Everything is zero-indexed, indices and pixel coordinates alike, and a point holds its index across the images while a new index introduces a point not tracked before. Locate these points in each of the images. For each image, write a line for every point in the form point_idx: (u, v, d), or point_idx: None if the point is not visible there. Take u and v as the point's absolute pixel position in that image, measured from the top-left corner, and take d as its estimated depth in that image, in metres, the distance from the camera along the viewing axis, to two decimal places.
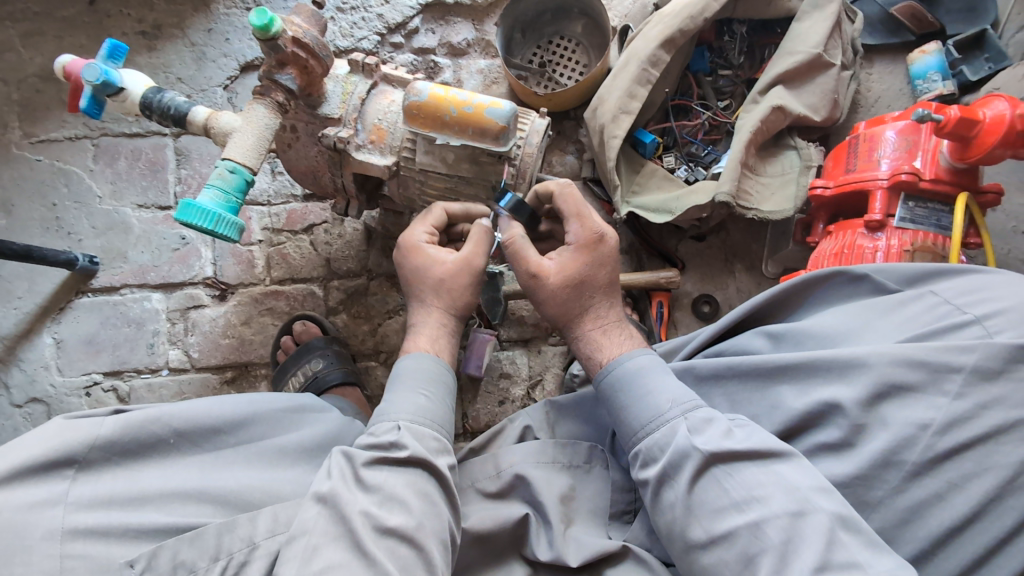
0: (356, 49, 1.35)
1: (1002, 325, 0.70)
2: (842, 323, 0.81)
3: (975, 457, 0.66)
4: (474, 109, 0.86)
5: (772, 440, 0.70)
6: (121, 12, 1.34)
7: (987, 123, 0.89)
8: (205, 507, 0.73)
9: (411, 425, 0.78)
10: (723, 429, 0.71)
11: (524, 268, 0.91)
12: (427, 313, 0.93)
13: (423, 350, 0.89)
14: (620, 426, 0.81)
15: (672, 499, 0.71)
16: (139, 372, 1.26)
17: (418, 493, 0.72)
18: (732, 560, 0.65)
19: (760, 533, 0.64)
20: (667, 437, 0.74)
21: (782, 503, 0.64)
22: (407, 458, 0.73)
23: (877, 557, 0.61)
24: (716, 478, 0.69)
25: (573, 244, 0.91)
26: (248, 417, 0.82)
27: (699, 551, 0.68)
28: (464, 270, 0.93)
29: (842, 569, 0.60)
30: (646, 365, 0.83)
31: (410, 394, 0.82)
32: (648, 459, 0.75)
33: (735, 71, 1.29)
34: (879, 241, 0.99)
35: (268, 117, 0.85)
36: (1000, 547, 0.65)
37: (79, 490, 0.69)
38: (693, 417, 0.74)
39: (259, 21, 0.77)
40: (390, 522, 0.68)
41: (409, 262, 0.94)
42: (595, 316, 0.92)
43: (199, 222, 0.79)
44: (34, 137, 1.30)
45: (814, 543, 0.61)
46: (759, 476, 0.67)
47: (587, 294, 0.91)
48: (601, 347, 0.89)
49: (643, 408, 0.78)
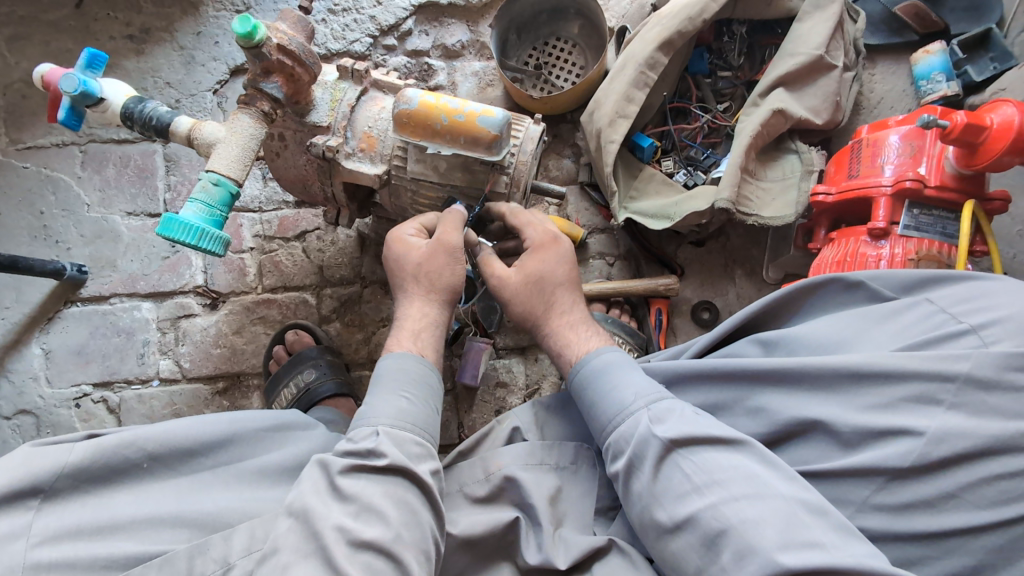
0: (348, 52, 1.32)
1: (999, 335, 0.68)
2: (836, 331, 0.79)
3: (969, 469, 0.64)
4: (466, 117, 0.83)
5: (729, 429, 0.69)
6: (110, 15, 1.32)
7: (995, 129, 0.86)
8: (179, 532, 0.71)
9: (391, 430, 0.75)
10: (685, 417, 0.70)
11: (492, 271, 0.93)
12: (410, 303, 0.91)
13: (406, 349, 0.87)
14: (589, 422, 0.79)
15: (640, 488, 0.69)
16: (129, 383, 1.24)
17: (396, 503, 0.69)
18: (695, 544, 0.63)
19: (719, 514, 0.62)
20: (631, 428, 0.72)
21: (742, 486, 0.63)
22: (386, 467, 0.71)
23: (844, 541, 0.59)
24: (676, 463, 0.67)
25: (530, 246, 0.93)
26: (228, 438, 0.80)
27: (666, 537, 0.66)
28: (440, 252, 0.90)
29: (803, 549, 0.58)
30: (614, 360, 0.82)
31: (392, 397, 0.79)
32: (617, 452, 0.73)
33: (734, 72, 1.26)
34: (883, 249, 0.96)
35: (252, 126, 0.83)
36: (997, 562, 0.62)
37: (44, 520, 0.68)
38: (657, 406, 0.73)
39: (242, 28, 0.75)
40: (365, 534, 0.65)
41: (389, 253, 0.93)
42: (561, 310, 0.91)
43: (182, 237, 0.77)
44: (21, 143, 1.28)
45: (771, 522, 0.60)
46: (720, 461, 0.66)
47: (549, 290, 0.91)
48: (568, 343, 0.88)
49: (607, 404, 0.77)
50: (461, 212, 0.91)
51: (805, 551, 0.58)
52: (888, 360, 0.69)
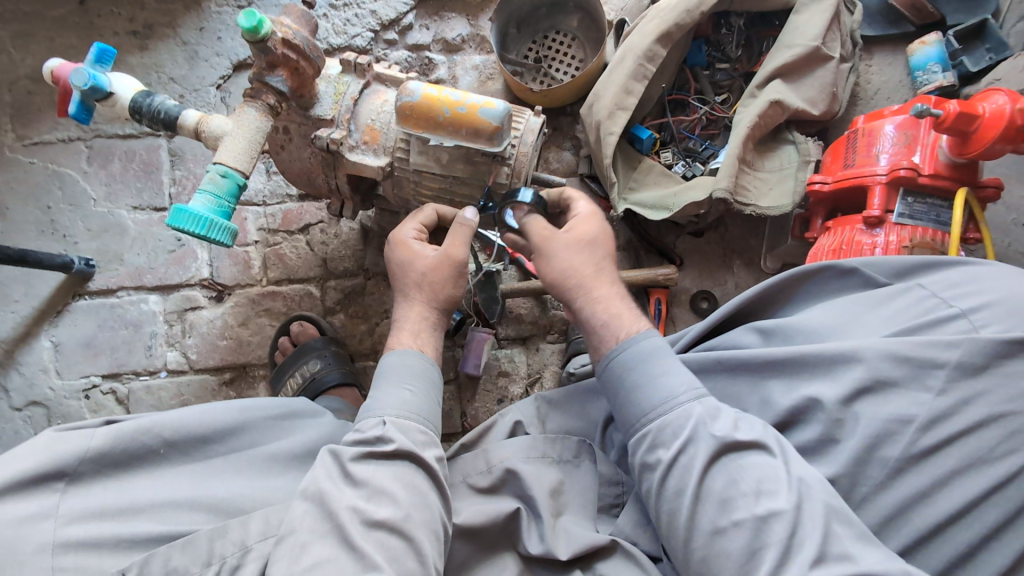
0: (350, 46, 1.34)
1: (988, 318, 0.70)
2: (830, 318, 0.80)
3: (958, 451, 0.66)
4: (468, 109, 0.85)
5: (773, 435, 0.70)
6: (113, 11, 1.33)
7: (986, 117, 0.88)
8: (198, 514, 0.73)
9: (397, 420, 0.77)
10: (733, 419, 0.70)
11: (538, 229, 0.89)
12: (409, 307, 0.92)
13: (406, 345, 0.88)
14: (625, 407, 0.76)
15: (678, 485, 0.68)
16: (137, 374, 1.26)
17: (405, 486, 0.71)
18: (736, 553, 0.63)
19: (768, 526, 0.62)
20: (681, 421, 0.71)
21: (790, 497, 0.63)
22: (393, 451, 0.73)
23: (867, 549, 0.61)
24: (725, 467, 0.67)
25: (579, 214, 0.92)
26: (240, 425, 0.83)
27: (702, 542, 0.65)
28: (446, 265, 0.92)
29: (837, 561, 0.60)
30: (661, 346, 0.79)
31: (395, 389, 0.81)
32: (658, 443, 0.71)
33: (732, 64, 1.27)
34: (877, 237, 0.98)
35: (259, 120, 0.85)
36: (984, 540, 0.65)
37: (70, 502, 0.70)
38: (706, 403, 0.72)
39: (248, 22, 0.76)
40: (377, 515, 0.68)
41: (395, 257, 0.94)
42: (608, 279, 0.88)
43: (191, 227, 0.79)
44: (28, 139, 1.30)
45: (814, 535, 0.61)
46: (765, 469, 0.66)
47: (600, 254, 0.88)
48: (620, 313, 0.84)
49: (656, 387, 0.74)
50: (471, 223, 0.92)
51: (837, 565, 0.60)
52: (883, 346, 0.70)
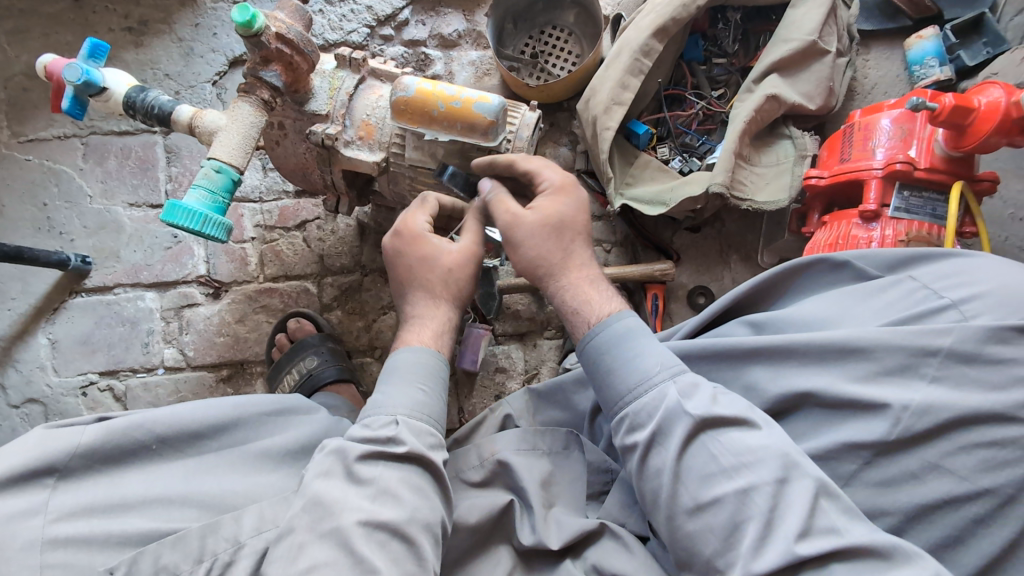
0: (346, 42, 1.33)
1: (979, 309, 0.70)
2: (819, 311, 0.80)
3: (949, 441, 0.66)
4: (462, 104, 0.85)
5: (754, 410, 0.69)
6: (108, 7, 1.33)
7: (982, 110, 0.88)
8: (188, 510, 0.73)
9: (409, 419, 0.76)
10: (711, 394, 0.69)
11: (502, 212, 0.89)
12: (429, 304, 0.90)
13: (424, 343, 0.86)
14: (603, 391, 0.77)
15: (660, 465, 0.68)
16: (134, 371, 1.26)
17: (411, 488, 0.71)
18: (717, 527, 0.63)
19: (749, 500, 0.62)
20: (655, 401, 0.70)
21: (772, 469, 0.63)
22: (405, 454, 0.73)
23: (853, 523, 0.61)
24: (705, 444, 0.66)
25: (547, 188, 0.89)
26: (233, 421, 0.83)
27: (683, 517, 0.65)
28: (469, 259, 0.91)
29: (823, 535, 0.60)
30: (634, 327, 0.79)
31: (411, 389, 0.80)
32: (635, 425, 0.71)
33: (729, 59, 1.27)
34: (874, 231, 0.98)
35: (253, 115, 0.84)
36: (976, 531, 0.64)
37: (60, 499, 0.70)
38: (681, 380, 0.71)
39: (241, 17, 0.76)
40: (380, 516, 0.67)
41: (413, 253, 0.91)
42: (578, 263, 0.88)
43: (185, 223, 0.79)
44: (23, 136, 1.29)
45: (798, 507, 0.60)
46: (746, 442, 0.65)
47: (569, 237, 0.88)
48: (588, 299, 0.84)
49: (630, 370, 0.74)
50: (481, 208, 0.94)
51: (822, 538, 0.60)
52: (869, 337, 0.70)
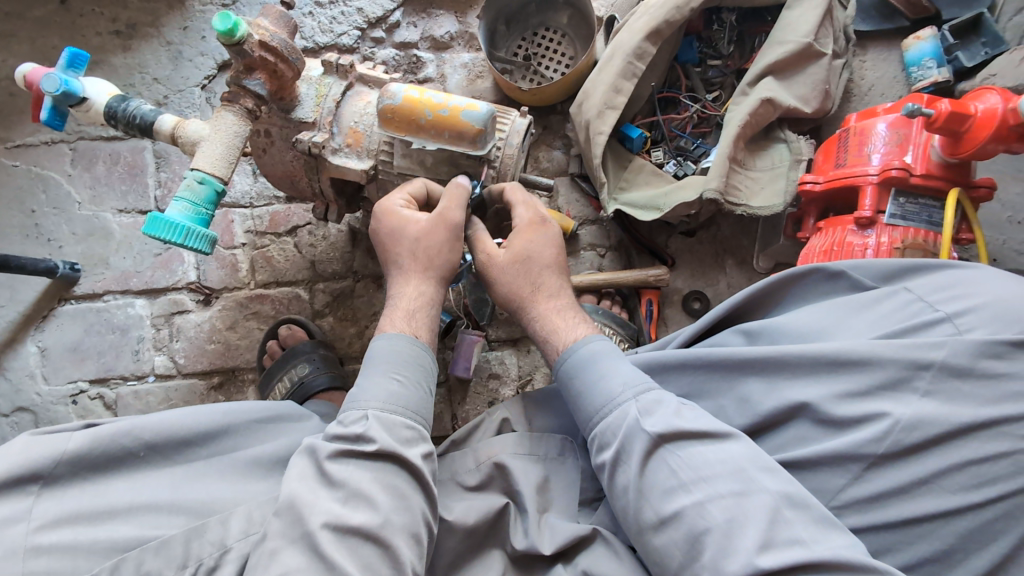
0: (336, 45, 1.31)
1: (973, 323, 0.69)
2: (816, 320, 0.79)
3: (940, 455, 0.65)
4: (450, 112, 0.83)
5: (717, 422, 0.68)
6: (95, 11, 1.31)
7: (979, 117, 0.86)
8: (176, 517, 0.72)
9: (380, 414, 0.75)
10: (674, 409, 0.69)
11: (482, 247, 0.92)
12: (405, 282, 0.89)
13: (398, 329, 0.85)
14: (575, 412, 0.78)
15: (626, 483, 0.68)
16: (124, 379, 1.25)
17: (385, 488, 0.70)
18: (679, 541, 0.62)
19: (705, 511, 0.62)
20: (618, 420, 0.71)
21: (728, 483, 0.62)
22: (376, 452, 0.71)
23: (824, 534, 0.60)
24: (664, 458, 0.66)
25: (516, 226, 0.91)
26: (223, 428, 0.82)
27: (650, 532, 0.65)
28: (440, 227, 0.88)
29: (786, 546, 0.58)
30: (602, 349, 0.80)
31: (383, 380, 0.79)
32: (602, 444, 0.71)
33: (724, 60, 1.25)
34: (869, 238, 0.97)
35: (237, 124, 0.83)
36: (971, 546, 0.63)
37: (43, 507, 0.69)
38: (644, 399, 0.71)
39: (222, 25, 0.75)
40: (352, 521, 0.66)
41: (384, 225, 0.89)
42: (546, 294, 0.89)
43: (167, 235, 0.78)
44: (10, 142, 1.28)
45: (755, 521, 0.59)
46: (706, 458, 0.65)
47: (536, 271, 0.89)
48: (556, 327, 0.86)
49: (595, 394, 0.75)
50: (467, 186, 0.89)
51: (786, 549, 0.58)
52: (860, 349, 0.69)
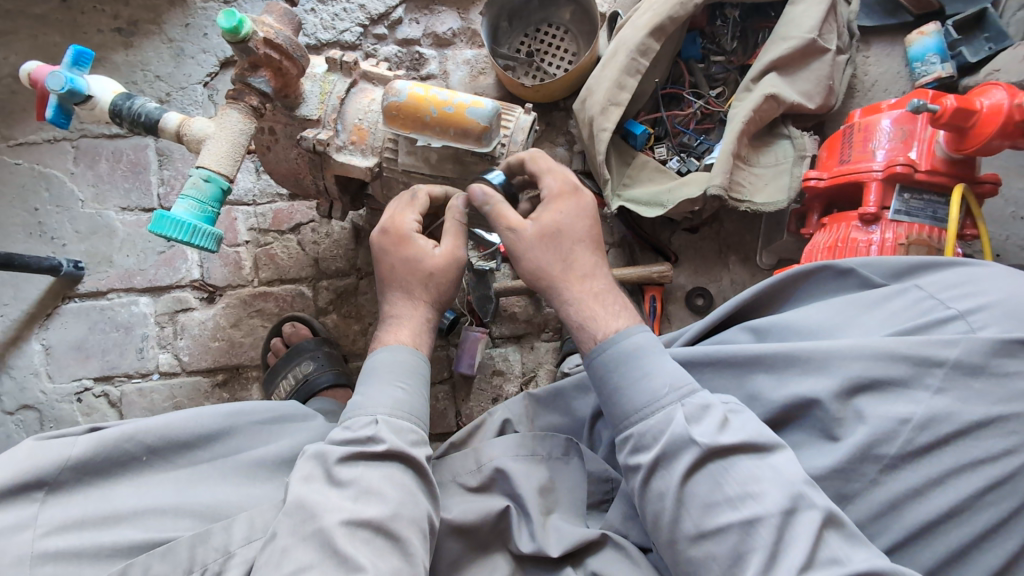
0: (338, 42, 1.31)
1: (985, 320, 0.69)
2: (824, 317, 0.79)
3: (951, 454, 0.65)
4: (455, 109, 0.83)
5: (765, 432, 0.67)
6: (96, 7, 1.31)
7: (984, 113, 0.87)
8: (182, 520, 0.73)
9: (389, 419, 0.75)
10: (721, 417, 0.68)
11: (501, 220, 0.86)
12: (411, 306, 0.88)
13: (401, 343, 0.85)
14: (609, 406, 0.76)
15: (663, 489, 0.67)
16: (129, 377, 1.25)
17: (395, 485, 0.70)
18: (720, 556, 0.62)
19: (754, 532, 0.61)
20: (663, 424, 0.69)
21: (777, 499, 0.62)
22: (385, 452, 0.72)
23: (854, 548, 0.61)
24: (711, 472, 0.65)
25: (545, 197, 0.87)
26: (226, 430, 0.82)
27: (686, 543, 0.65)
28: (452, 264, 0.89)
29: (826, 566, 0.59)
30: (645, 344, 0.77)
31: (388, 387, 0.79)
32: (639, 446, 0.70)
33: (728, 57, 1.25)
34: (873, 234, 0.97)
35: (241, 122, 0.83)
36: (980, 543, 0.64)
37: (49, 513, 0.69)
38: (692, 403, 0.70)
39: (227, 23, 0.75)
40: (364, 514, 0.66)
41: (398, 253, 0.88)
42: (580, 275, 0.85)
43: (174, 233, 0.78)
44: (13, 140, 1.27)
45: (804, 541, 0.60)
46: (752, 471, 0.64)
47: (568, 246, 0.85)
48: (594, 317, 0.81)
49: (637, 391, 0.73)
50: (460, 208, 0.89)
51: (825, 569, 0.59)
52: (869, 347, 0.69)
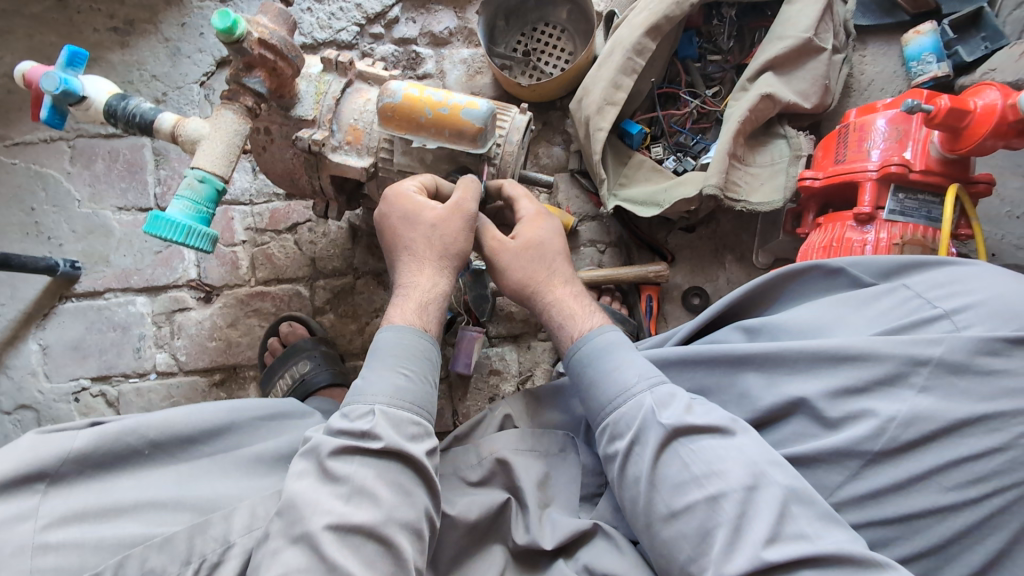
0: (335, 41, 1.31)
1: (971, 319, 0.69)
2: (815, 316, 0.79)
3: (935, 452, 0.65)
4: (450, 110, 0.83)
5: (729, 417, 0.69)
6: (92, 7, 1.30)
7: (978, 113, 0.87)
8: (181, 514, 0.72)
9: (388, 411, 0.74)
10: (687, 404, 0.69)
11: (488, 238, 0.91)
12: (418, 271, 0.88)
13: (408, 321, 0.84)
14: (585, 402, 0.78)
15: (637, 474, 0.68)
16: (127, 376, 1.25)
17: (390, 484, 0.69)
18: (690, 534, 0.63)
19: (718, 507, 0.62)
20: (633, 411, 0.71)
21: (740, 476, 0.62)
22: (381, 450, 0.70)
23: (828, 529, 0.60)
24: (678, 452, 0.66)
25: (523, 217, 0.92)
26: (226, 425, 0.83)
27: (659, 524, 0.65)
28: (457, 217, 0.88)
29: (792, 541, 0.59)
30: (615, 341, 0.80)
31: (390, 373, 0.78)
32: (615, 434, 0.72)
33: (724, 56, 1.25)
34: (868, 234, 0.97)
35: (236, 123, 0.83)
36: (963, 541, 0.64)
37: (50, 504, 0.69)
38: (659, 390, 0.71)
39: (221, 23, 0.75)
40: (356, 518, 0.65)
41: (397, 209, 0.88)
42: (561, 280, 0.90)
43: (168, 234, 0.78)
44: (8, 140, 1.27)
45: (765, 515, 0.60)
46: (718, 450, 0.65)
47: (550, 256, 0.91)
48: (572, 313, 0.86)
49: (609, 383, 0.75)
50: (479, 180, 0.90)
51: (791, 543, 0.59)
52: (855, 344, 0.70)
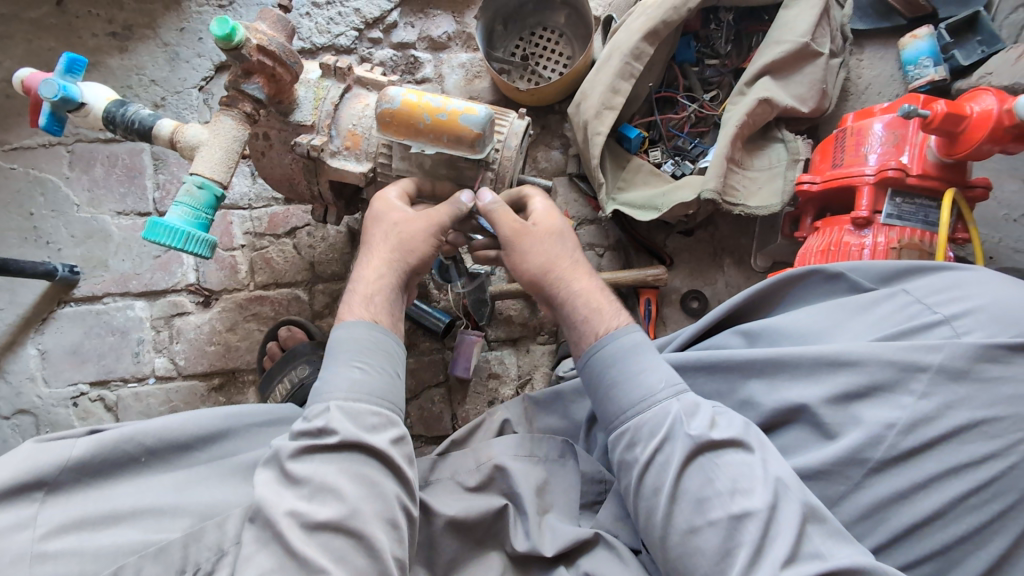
0: (333, 45, 1.31)
1: (971, 325, 0.69)
2: (815, 321, 0.79)
3: (935, 458, 0.65)
4: (448, 116, 0.84)
5: (752, 431, 0.69)
6: (90, 12, 1.30)
7: (974, 118, 0.87)
8: (179, 520, 0.72)
9: (343, 404, 0.73)
10: (711, 416, 0.69)
11: (506, 223, 0.86)
12: (368, 263, 0.86)
13: (357, 315, 0.83)
14: (602, 404, 0.76)
15: (656, 484, 0.67)
16: (125, 381, 1.25)
17: (352, 478, 0.68)
18: (709, 551, 0.62)
19: (743, 526, 0.61)
20: (658, 417, 0.70)
21: (764, 495, 0.62)
22: (337, 444, 0.69)
23: (839, 546, 0.61)
24: (704, 467, 0.66)
25: (539, 209, 0.89)
26: (222, 432, 0.83)
27: (675, 540, 0.64)
28: (420, 218, 0.87)
29: (808, 560, 0.60)
30: (639, 342, 0.78)
31: (345, 369, 0.77)
32: (635, 440, 0.71)
33: (722, 60, 1.25)
34: (865, 238, 0.97)
35: (235, 129, 0.83)
36: (964, 546, 0.64)
37: (49, 513, 0.69)
38: (684, 399, 0.71)
39: (220, 30, 0.75)
40: (320, 515, 0.65)
41: (371, 208, 0.89)
42: (586, 270, 0.87)
43: (168, 241, 0.78)
44: (7, 144, 1.27)
45: (787, 536, 0.60)
46: (743, 467, 0.65)
47: (571, 247, 0.88)
48: (600, 306, 0.83)
49: (632, 388, 0.74)
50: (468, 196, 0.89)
51: (807, 563, 0.60)
52: (854, 351, 0.70)
